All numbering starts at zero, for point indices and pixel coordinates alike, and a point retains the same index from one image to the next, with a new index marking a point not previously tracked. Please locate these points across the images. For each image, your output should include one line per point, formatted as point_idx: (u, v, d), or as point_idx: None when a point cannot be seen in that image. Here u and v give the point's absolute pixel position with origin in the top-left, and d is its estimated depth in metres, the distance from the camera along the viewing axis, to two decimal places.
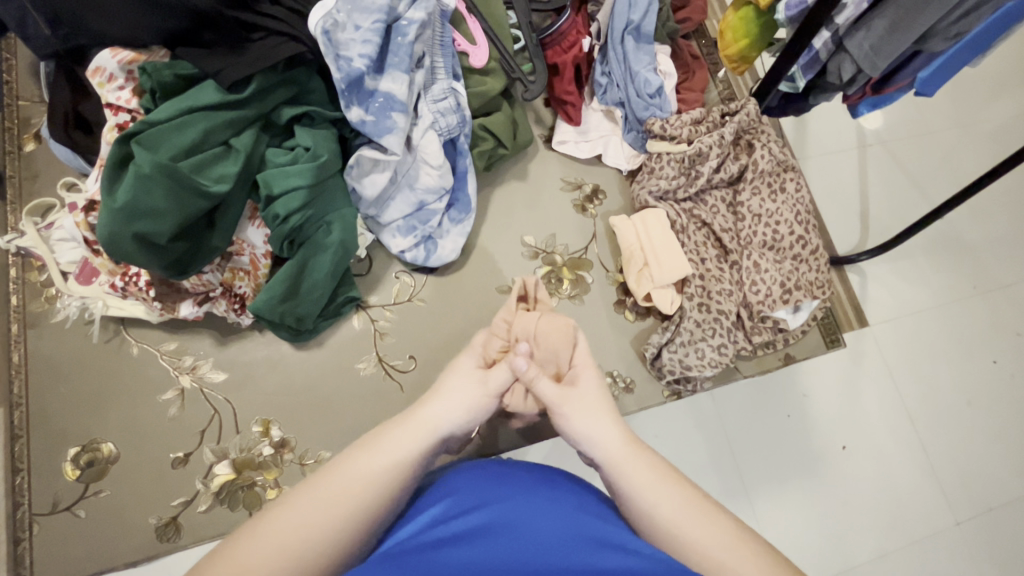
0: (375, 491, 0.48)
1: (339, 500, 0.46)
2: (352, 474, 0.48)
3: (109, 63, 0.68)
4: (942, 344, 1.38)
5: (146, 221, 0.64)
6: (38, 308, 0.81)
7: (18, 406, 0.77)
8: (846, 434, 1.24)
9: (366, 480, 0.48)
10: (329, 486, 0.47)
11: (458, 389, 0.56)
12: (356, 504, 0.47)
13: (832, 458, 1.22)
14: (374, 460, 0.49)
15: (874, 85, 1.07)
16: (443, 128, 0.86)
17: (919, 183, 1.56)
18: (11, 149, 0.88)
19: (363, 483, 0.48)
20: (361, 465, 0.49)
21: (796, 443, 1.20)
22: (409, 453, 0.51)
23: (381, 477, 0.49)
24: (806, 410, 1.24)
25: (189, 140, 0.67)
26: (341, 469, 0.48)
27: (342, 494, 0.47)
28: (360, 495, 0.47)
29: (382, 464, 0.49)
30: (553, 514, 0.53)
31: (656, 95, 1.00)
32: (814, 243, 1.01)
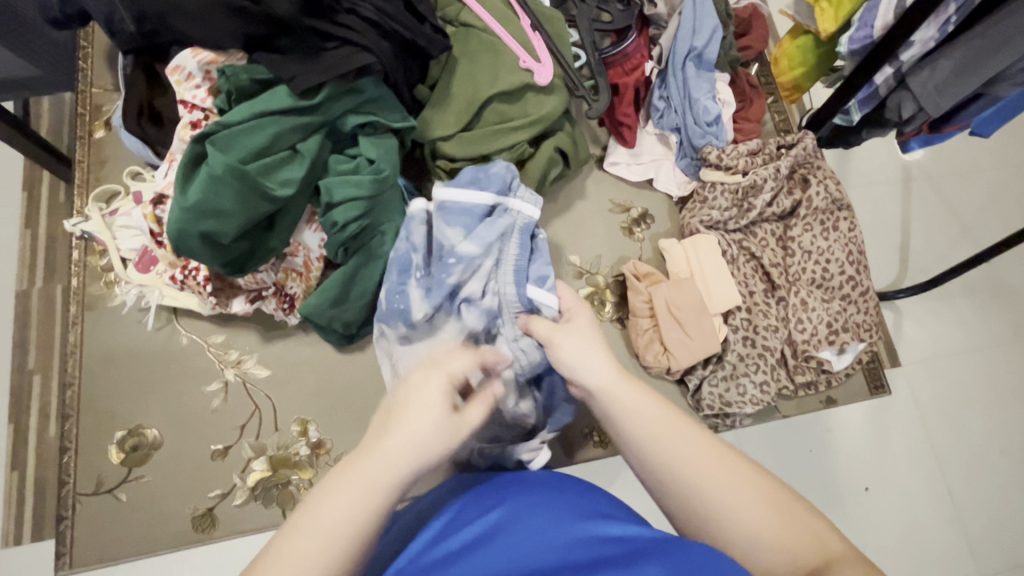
0: (347, 536, 0.38)
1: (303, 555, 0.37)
2: (325, 522, 0.38)
3: (189, 63, 0.71)
4: (983, 392, 1.34)
5: (214, 220, 0.65)
6: (97, 292, 0.84)
7: (71, 384, 0.80)
8: (870, 475, 1.21)
9: (339, 524, 0.38)
10: (292, 542, 0.37)
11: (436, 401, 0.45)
12: (339, 551, 0.38)
13: (853, 498, 1.19)
14: (336, 508, 0.39)
15: (932, 123, 1.05)
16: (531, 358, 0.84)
17: (966, 223, 1.52)
18: (81, 134, 0.90)
19: (327, 533, 0.38)
20: (330, 505, 0.39)
21: (819, 480, 1.19)
22: (369, 490, 0.40)
23: (350, 520, 0.39)
24: (829, 445, 1.21)
25: (261, 143, 0.68)
26: (299, 532, 0.38)
27: (318, 545, 0.37)
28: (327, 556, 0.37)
29: (325, 537, 0.38)
30: (543, 518, 0.51)
31: (714, 124, 0.99)
32: (865, 285, 0.99)
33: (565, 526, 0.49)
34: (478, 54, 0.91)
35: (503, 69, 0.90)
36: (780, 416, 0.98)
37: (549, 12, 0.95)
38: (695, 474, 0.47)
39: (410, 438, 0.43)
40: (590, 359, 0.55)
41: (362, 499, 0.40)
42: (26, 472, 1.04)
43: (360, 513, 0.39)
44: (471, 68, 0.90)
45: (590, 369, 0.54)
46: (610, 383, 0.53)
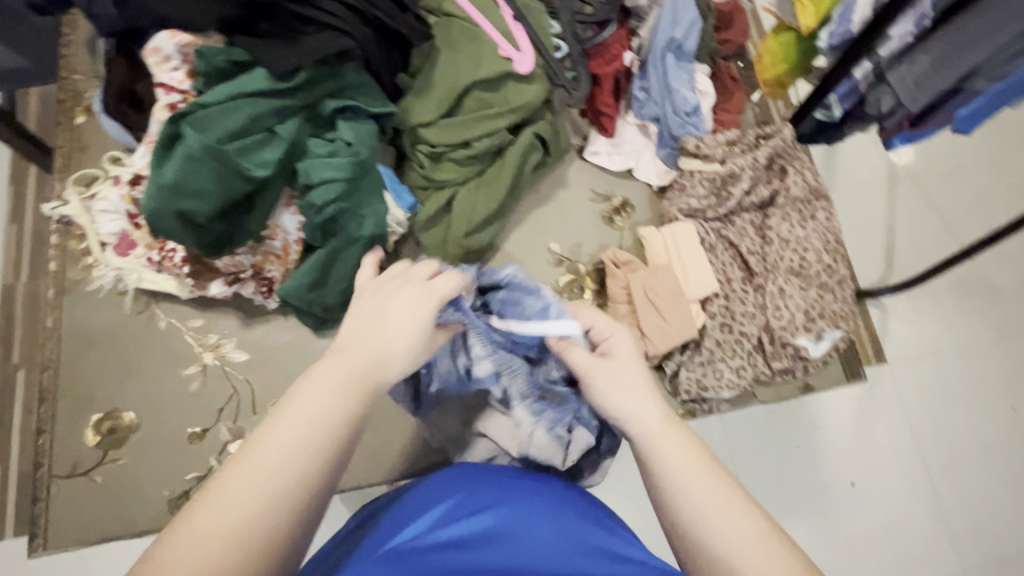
0: (321, 433, 0.42)
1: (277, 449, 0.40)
2: (309, 414, 0.42)
3: (166, 45, 0.72)
4: (964, 388, 1.35)
5: (190, 199, 0.66)
6: (75, 276, 0.84)
7: (49, 367, 0.80)
8: (856, 471, 1.25)
9: (308, 423, 0.42)
10: (268, 439, 0.41)
11: (404, 302, 0.51)
12: (325, 439, 0.42)
13: (838, 493, 1.23)
14: (307, 408, 0.42)
15: (912, 120, 1.06)
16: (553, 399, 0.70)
17: (948, 221, 1.54)
18: (62, 120, 0.90)
19: (299, 430, 0.41)
20: (300, 408, 0.43)
21: (806, 473, 1.23)
22: (342, 390, 0.44)
23: (323, 419, 0.42)
24: (816, 440, 1.25)
25: (237, 124, 0.69)
26: (272, 430, 0.41)
27: (300, 434, 0.41)
28: (300, 445, 0.41)
29: (296, 435, 0.41)
30: (550, 524, 0.52)
31: (692, 113, 1.01)
32: (841, 273, 1.00)
33: (572, 537, 0.51)
34: (460, 43, 0.92)
35: (484, 58, 0.91)
36: (756, 402, 0.98)
37: (530, 2, 0.96)
38: (721, 542, 0.44)
39: (378, 338, 0.48)
40: (634, 402, 0.52)
41: (342, 392, 0.44)
42: (8, 466, 1.04)
43: (338, 407, 0.44)
44: (453, 57, 0.91)
45: (636, 414, 0.51)
46: (651, 429, 0.50)
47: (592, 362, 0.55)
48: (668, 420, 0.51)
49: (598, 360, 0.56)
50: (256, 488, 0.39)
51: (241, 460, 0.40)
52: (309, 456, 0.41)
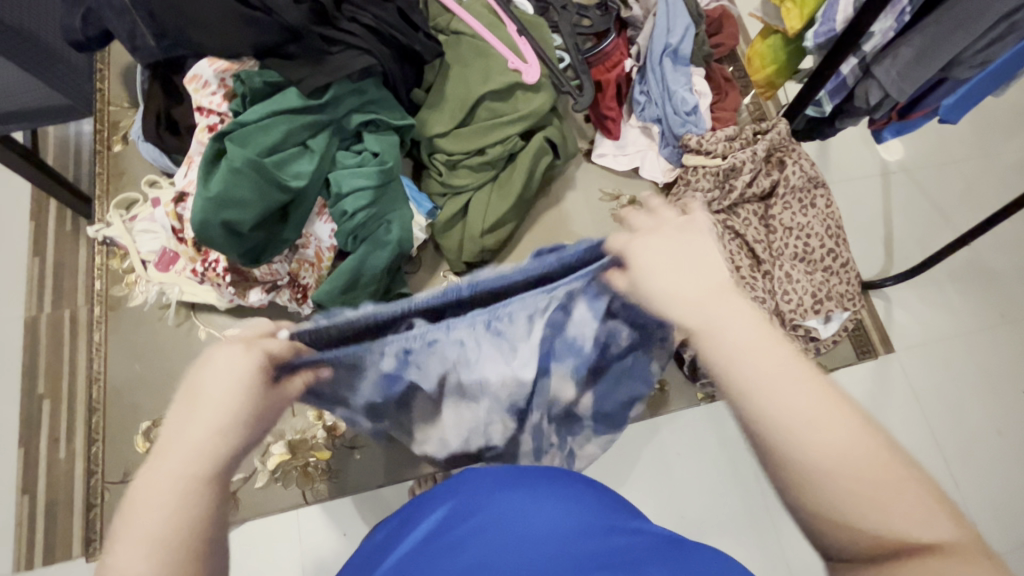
0: (177, 539, 0.36)
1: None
2: (131, 546, 0.35)
3: (206, 71, 0.77)
4: (975, 372, 1.39)
5: (233, 209, 0.71)
6: (118, 293, 0.88)
7: (98, 380, 0.84)
8: None
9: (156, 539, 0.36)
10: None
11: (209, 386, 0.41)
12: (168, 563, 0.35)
13: None
14: (149, 521, 0.36)
15: (901, 110, 1.13)
16: (524, 340, 0.54)
17: (945, 211, 1.58)
18: (100, 149, 0.96)
19: (148, 551, 0.35)
20: (136, 534, 0.36)
21: None
22: (174, 497, 0.37)
23: (171, 526, 0.36)
24: None
25: (273, 139, 0.74)
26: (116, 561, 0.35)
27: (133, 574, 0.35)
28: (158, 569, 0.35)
29: (152, 551, 0.35)
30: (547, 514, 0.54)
31: (692, 113, 1.06)
32: (845, 257, 1.05)
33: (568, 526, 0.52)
34: (470, 59, 0.98)
35: (495, 71, 0.97)
36: None
37: (533, 18, 1.03)
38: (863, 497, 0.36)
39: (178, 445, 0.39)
40: (688, 289, 0.44)
41: (170, 501, 0.37)
42: (37, 496, 1.03)
43: (170, 520, 0.37)
44: (464, 72, 0.98)
45: (700, 315, 0.43)
46: (743, 357, 0.41)
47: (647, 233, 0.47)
48: (734, 308, 0.43)
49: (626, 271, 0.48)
50: None
51: None
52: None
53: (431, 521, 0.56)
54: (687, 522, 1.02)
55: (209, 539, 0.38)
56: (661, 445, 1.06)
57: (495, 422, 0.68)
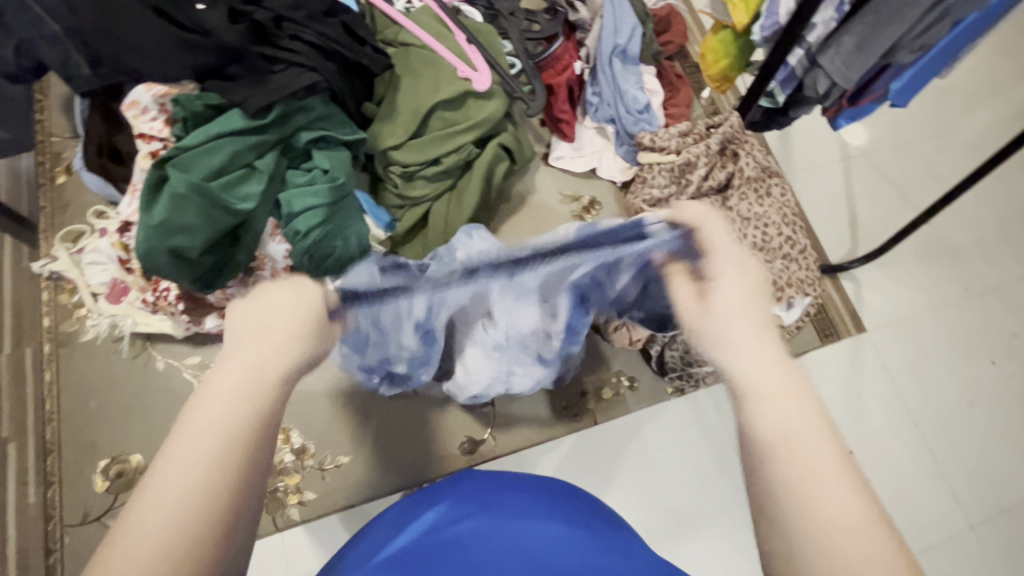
0: (233, 435, 0.38)
1: (184, 469, 0.36)
2: (196, 429, 0.37)
3: (144, 97, 0.76)
4: (942, 346, 1.42)
5: (180, 236, 0.69)
6: (69, 328, 0.86)
7: (51, 420, 0.81)
8: (854, 440, 1.30)
9: (215, 434, 0.37)
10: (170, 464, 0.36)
11: (290, 308, 0.44)
12: (218, 459, 0.37)
13: None
14: (213, 413, 0.38)
15: (850, 97, 1.15)
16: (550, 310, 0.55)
17: (904, 191, 1.63)
18: (43, 182, 0.93)
19: (205, 442, 0.37)
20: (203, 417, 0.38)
21: None
22: (237, 406, 0.39)
23: (230, 422, 0.38)
24: None
25: (218, 162, 0.73)
26: (178, 443, 0.37)
27: (191, 464, 0.36)
28: (211, 459, 0.37)
29: (214, 432, 0.37)
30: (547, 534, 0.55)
31: (645, 111, 1.08)
32: (803, 243, 1.06)
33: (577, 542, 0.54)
34: (419, 69, 0.98)
35: (444, 80, 0.97)
36: None
37: (481, 26, 1.03)
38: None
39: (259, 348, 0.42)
40: (752, 344, 0.46)
41: (232, 404, 0.39)
42: None
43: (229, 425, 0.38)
44: (414, 82, 0.97)
45: (747, 359, 0.46)
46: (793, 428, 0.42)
47: (732, 274, 0.49)
48: (784, 368, 0.46)
49: (696, 302, 0.50)
50: (175, 501, 0.35)
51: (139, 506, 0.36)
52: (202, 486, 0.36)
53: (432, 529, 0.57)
54: (676, 518, 0.97)
55: (262, 435, 0.39)
56: (644, 445, 1.00)
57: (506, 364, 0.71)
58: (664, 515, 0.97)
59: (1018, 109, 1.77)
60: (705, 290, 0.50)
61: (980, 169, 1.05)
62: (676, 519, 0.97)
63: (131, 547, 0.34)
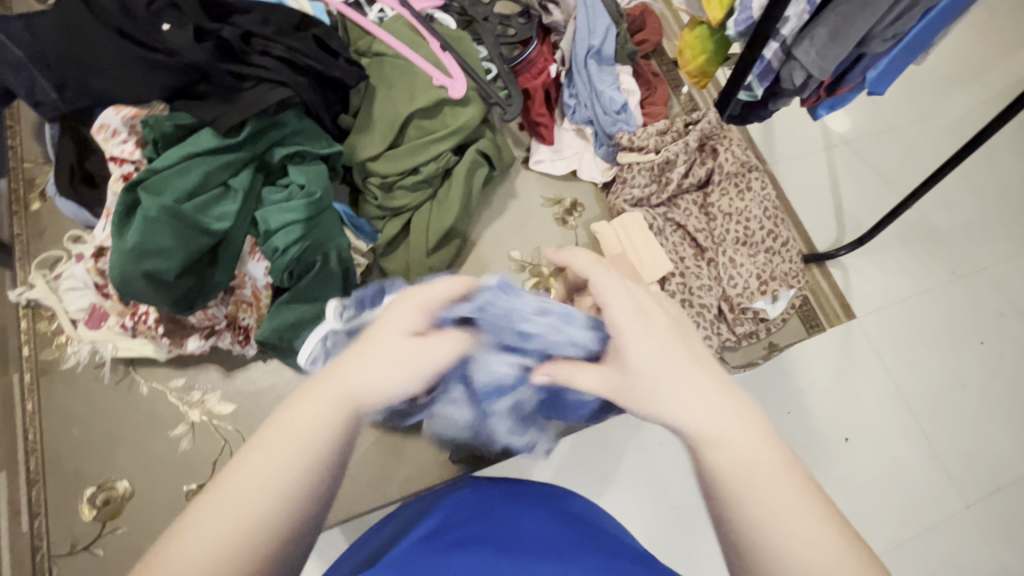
0: (311, 459, 0.40)
1: (263, 479, 0.38)
2: (282, 438, 0.39)
3: (113, 120, 0.74)
4: (931, 329, 1.43)
5: (153, 259, 0.69)
6: (49, 356, 0.85)
7: (34, 451, 0.80)
8: (849, 427, 1.30)
9: (298, 453, 0.39)
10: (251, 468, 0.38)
11: (389, 337, 0.44)
12: (292, 480, 0.39)
13: (834, 450, 1.28)
14: (301, 426, 0.40)
15: (828, 88, 1.15)
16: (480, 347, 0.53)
17: (887, 178, 1.64)
18: (17, 208, 0.92)
19: (287, 456, 0.39)
20: (289, 427, 0.40)
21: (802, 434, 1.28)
22: (317, 423, 0.40)
23: (311, 445, 0.40)
24: (803, 403, 1.30)
25: (191, 183, 0.72)
26: (264, 446, 0.39)
27: (270, 477, 0.38)
28: (291, 472, 0.39)
29: (295, 448, 0.39)
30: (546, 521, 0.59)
31: (622, 111, 1.08)
32: (785, 236, 1.06)
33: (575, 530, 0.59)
34: (394, 78, 0.98)
35: (419, 88, 0.96)
36: (727, 366, 1.05)
37: (455, 33, 1.03)
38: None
39: (353, 389, 0.42)
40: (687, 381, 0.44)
41: (318, 425, 0.40)
42: None
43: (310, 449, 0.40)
44: (390, 92, 0.97)
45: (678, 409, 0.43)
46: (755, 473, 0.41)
47: (632, 324, 0.46)
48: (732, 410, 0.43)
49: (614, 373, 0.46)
50: (245, 507, 0.37)
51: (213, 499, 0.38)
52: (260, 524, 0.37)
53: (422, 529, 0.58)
54: (675, 513, 0.97)
55: (331, 463, 0.41)
56: (643, 444, 1.00)
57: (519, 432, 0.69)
58: (661, 512, 0.97)
59: (995, 90, 1.79)
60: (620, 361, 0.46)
61: (959, 153, 1.06)
62: (673, 515, 0.97)
63: (201, 540, 0.36)
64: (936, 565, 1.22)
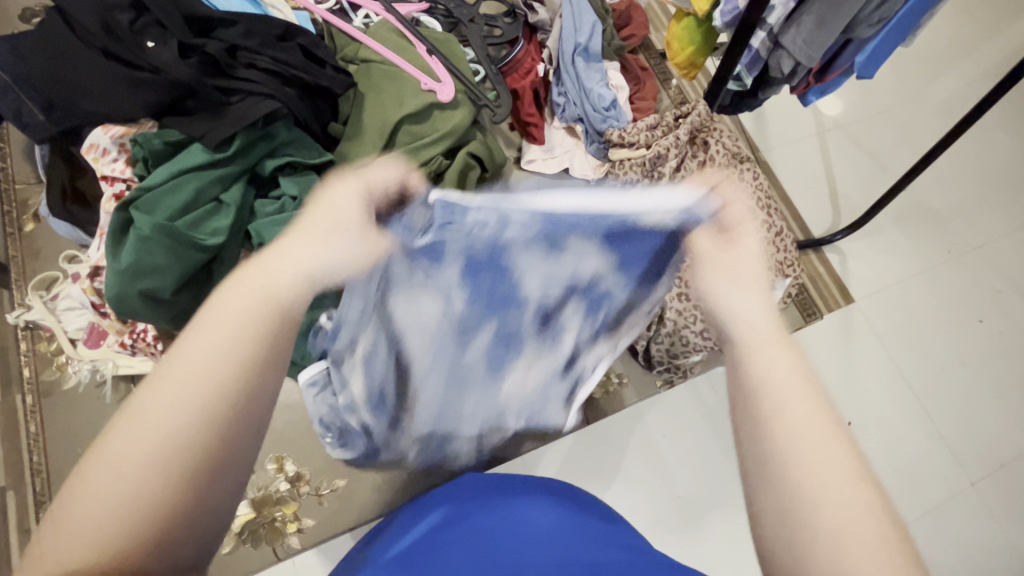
0: (221, 378, 0.35)
1: (170, 404, 0.34)
2: (191, 362, 0.35)
3: (103, 139, 0.75)
4: (929, 310, 1.44)
5: (149, 278, 0.69)
6: (50, 377, 0.85)
7: (40, 471, 0.80)
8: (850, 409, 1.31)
9: (204, 369, 0.35)
10: (152, 396, 0.34)
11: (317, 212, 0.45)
12: (205, 398, 0.35)
13: None
14: (216, 340, 0.36)
15: (817, 74, 1.16)
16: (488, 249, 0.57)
17: (880, 160, 1.64)
18: (12, 230, 0.92)
19: (193, 382, 0.35)
20: (197, 349, 0.36)
21: None
22: (235, 338, 0.36)
23: (220, 366, 0.35)
24: None
25: (183, 200, 0.72)
26: (168, 376, 0.35)
27: (175, 407, 0.34)
28: (189, 397, 0.34)
29: (202, 371, 0.35)
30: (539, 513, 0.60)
31: (611, 107, 1.08)
32: (779, 225, 1.07)
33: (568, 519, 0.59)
34: (382, 84, 0.98)
35: (408, 93, 0.97)
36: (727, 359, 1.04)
37: (441, 35, 1.03)
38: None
39: (282, 283, 0.40)
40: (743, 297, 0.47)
41: (230, 345, 0.36)
42: None
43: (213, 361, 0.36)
44: (379, 99, 0.97)
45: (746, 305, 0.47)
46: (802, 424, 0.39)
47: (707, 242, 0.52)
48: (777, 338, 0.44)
49: (719, 246, 0.51)
50: (155, 431, 0.33)
51: (120, 429, 0.33)
52: (164, 473, 0.33)
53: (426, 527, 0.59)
54: (682, 504, 0.97)
55: (254, 381, 0.37)
56: (646, 435, 1.01)
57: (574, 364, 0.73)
58: (668, 504, 0.97)
59: (985, 68, 1.79)
60: (725, 239, 0.51)
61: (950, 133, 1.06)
62: (680, 508, 0.97)
63: (110, 472, 0.32)
64: (943, 543, 1.22)
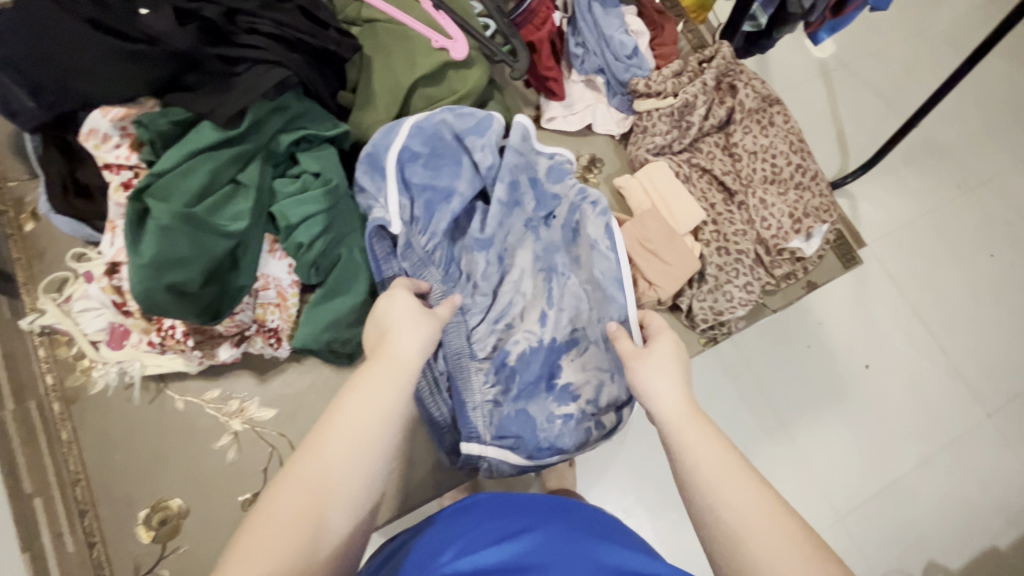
0: (361, 445, 0.49)
1: (330, 456, 0.47)
2: (341, 431, 0.49)
3: (102, 124, 0.68)
4: (944, 247, 1.41)
5: (175, 270, 0.64)
6: (75, 383, 0.81)
7: (79, 480, 0.77)
8: (869, 353, 1.30)
9: (346, 447, 0.48)
10: (314, 451, 0.48)
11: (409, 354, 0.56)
12: (349, 460, 0.48)
13: (855, 376, 1.28)
14: (365, 402, 0.51)
15: (833, 7, 1.09)
16: (490, 348, 0.84)
17: (888, 97, 1.59)
18: (11, 232, 0.86)
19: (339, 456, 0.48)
20: (350, 415, 0.50)
21: (823, 368, 1.28)
22: (368, 421, 0.50)
23: (356, 445, 0.48)
24: (823, 335, 1.30)
25: (199, 184, 0.67)
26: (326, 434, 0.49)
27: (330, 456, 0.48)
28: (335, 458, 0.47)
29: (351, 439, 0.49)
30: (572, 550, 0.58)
31: (633, 55, 1.02)
32: (814, 169, 1.02)
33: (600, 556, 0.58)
34: (390, 45, 0.89)
35: (419, 52, 0.89)
36: (769, 311, 1.02)
37: None
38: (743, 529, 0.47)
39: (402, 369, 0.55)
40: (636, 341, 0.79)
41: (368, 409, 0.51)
42: None
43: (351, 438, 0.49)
44: (388, 61, 0.89)
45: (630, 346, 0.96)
46: (698, 440, 0.54)
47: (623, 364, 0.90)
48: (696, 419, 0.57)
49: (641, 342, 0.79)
50: (320, 470, 0.47)
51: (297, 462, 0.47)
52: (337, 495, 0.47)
53: (449, 553, 0.59)
54: None
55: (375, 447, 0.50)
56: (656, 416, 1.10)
57: (563, 205, 0.89)
58: None
59: None
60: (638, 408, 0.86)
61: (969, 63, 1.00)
62: None
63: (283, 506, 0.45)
64: (963, 474, 1.25)
